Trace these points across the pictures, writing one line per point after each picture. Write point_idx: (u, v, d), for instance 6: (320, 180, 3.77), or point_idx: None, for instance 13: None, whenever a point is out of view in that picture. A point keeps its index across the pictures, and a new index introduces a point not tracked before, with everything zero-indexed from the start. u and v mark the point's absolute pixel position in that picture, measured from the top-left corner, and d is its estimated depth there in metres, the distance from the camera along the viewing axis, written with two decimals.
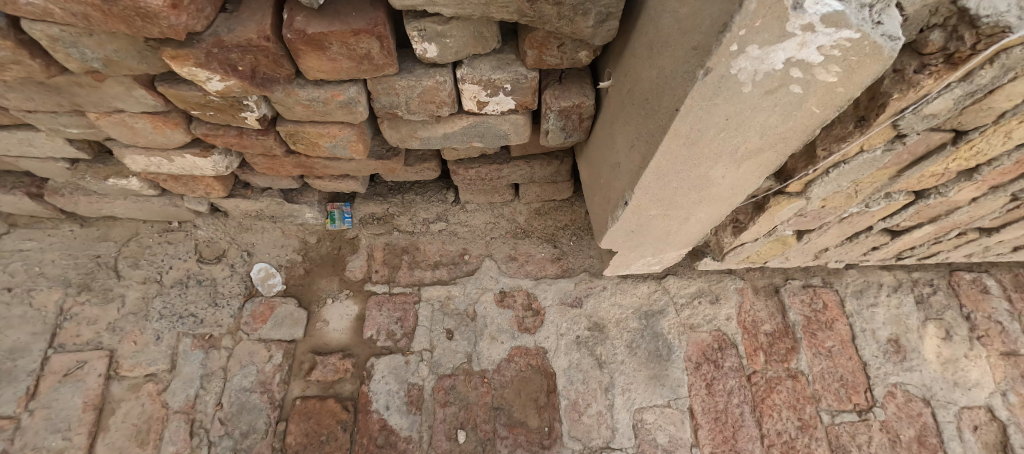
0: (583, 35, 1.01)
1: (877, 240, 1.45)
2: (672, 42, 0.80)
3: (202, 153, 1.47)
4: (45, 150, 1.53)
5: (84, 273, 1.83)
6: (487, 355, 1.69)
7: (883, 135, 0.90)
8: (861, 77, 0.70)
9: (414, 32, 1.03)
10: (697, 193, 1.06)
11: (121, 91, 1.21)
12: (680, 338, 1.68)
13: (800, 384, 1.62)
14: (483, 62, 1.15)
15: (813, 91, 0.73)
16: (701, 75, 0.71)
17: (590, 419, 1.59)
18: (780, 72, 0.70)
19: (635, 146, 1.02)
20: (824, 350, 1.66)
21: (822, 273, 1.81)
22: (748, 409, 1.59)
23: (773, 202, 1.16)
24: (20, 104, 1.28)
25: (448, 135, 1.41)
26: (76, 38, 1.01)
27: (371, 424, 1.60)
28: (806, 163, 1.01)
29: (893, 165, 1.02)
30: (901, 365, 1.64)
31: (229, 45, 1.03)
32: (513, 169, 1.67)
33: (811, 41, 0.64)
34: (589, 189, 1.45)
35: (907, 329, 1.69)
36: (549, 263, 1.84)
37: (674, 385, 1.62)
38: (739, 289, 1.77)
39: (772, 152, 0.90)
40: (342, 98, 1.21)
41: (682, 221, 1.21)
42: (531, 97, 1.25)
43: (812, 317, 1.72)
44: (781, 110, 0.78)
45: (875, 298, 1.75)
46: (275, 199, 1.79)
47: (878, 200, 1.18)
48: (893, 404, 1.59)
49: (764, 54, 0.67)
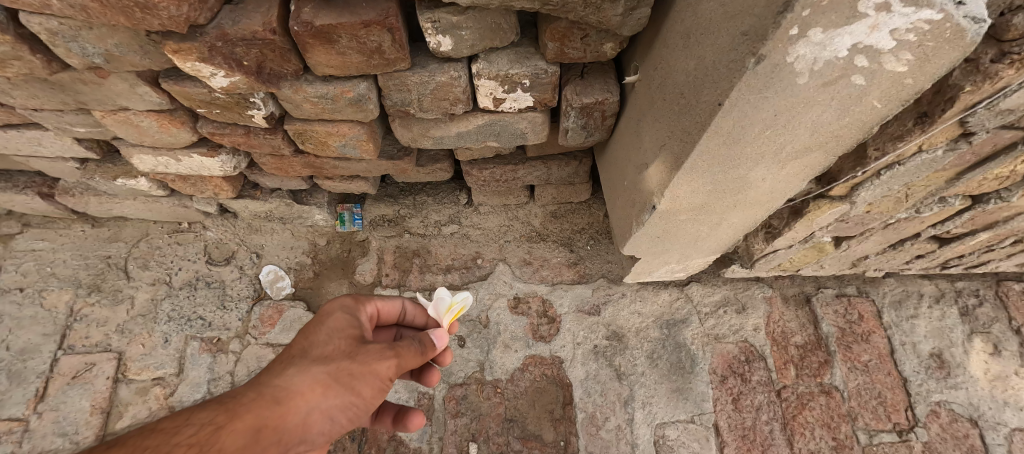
0: (610, 24, 0.93)
1: (923, 247, 1.34)
2: (716, 28, 0.73)
3: (209, 153, 1.43)
4: (54, 149, 1.49)
5: (95, 274, 1.81)
6: (501, 364, 1.62)
7: (947, 132, 0.81)
8: (936, 66, 0.61)
9: (428, 24, 0.96)
10: (733, 197, 0.98)
11: (125, 88, 1.17)
12: (705, 350, 1.59)
13: (834, 400, 1.51)
14: (500, 56, 1.09)
15: (877, 83, 0.65)
16: (752, 64, 0.64)
17: (608, 434, 1.50)
18: (843, 60, 0.62)
19: (666, 146, 0.94)
20: (860, 364, 1.56)
21: (857, 282, 1.70)
22: (778, 426, 1.49)
23: (813, 207, 1.07)
24: (26, 102, 1.25)
25: (462, 135, 1.34)
26: (76, 32, 0.98)
27: (380, 434, 1.54)
28: (854, 165, 0.92)
29: (952, 167, 0.93)
30: (945, 382, 1.52)
31: (233, 39, 0.97)
32: (529, 169, 1.60)
33: (885, 23, 0.56)
34: (610, 192, 1.37)
35: (951, 343, 1.57)
36: (565, 268, 1.76)
37: (698, 399, 1.53)
38: (768, 297, 1.67)
39: (821, 153, 0.82)
40: (352, 95, 1.14)
41: (713, 226, 1.13)
42: (551, 93, 1.17)
43: (847, 329, 1.62)
44: (837, 104, 0.69)
45: (915, 309, 1.64)
46: (284, 200, 1.73)
47: (930, 204, 1.08)
48: (937, 424, 1.48)
49: (827, 38, 0.59)
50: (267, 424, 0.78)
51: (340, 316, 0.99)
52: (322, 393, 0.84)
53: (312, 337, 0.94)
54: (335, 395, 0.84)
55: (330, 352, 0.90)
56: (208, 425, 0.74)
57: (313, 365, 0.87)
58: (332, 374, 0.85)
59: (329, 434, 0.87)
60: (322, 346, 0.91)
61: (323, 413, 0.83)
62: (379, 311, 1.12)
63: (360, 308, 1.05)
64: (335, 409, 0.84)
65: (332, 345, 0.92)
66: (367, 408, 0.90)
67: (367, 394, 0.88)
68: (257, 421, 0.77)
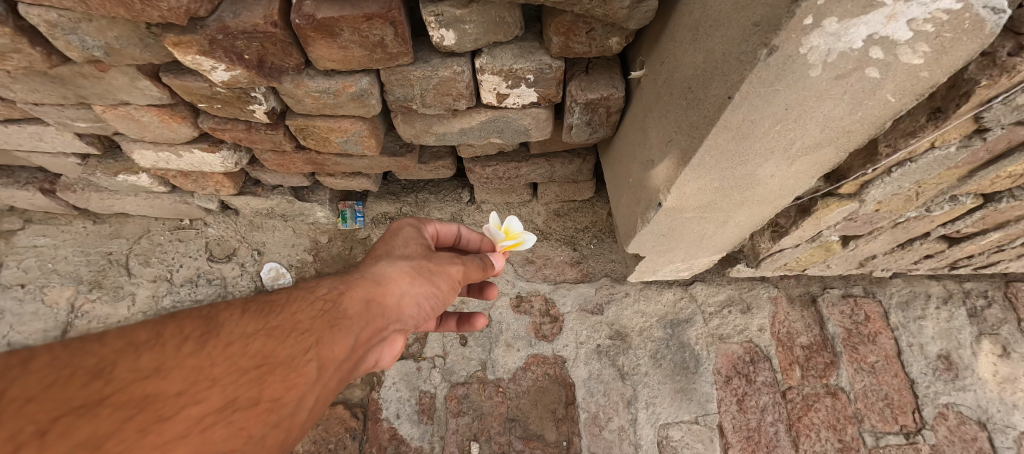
0: (616, 18, 0.92)
1: (932, 247, 1.32)
2: (726, 21, 0.72)
3: (210, 149, 1.42)
4: (55, 145, 1.49)
5: (96, 271, 1.80)
6: (503, 363, 1.60)
7: (961, 128, 0.79)
8: (954, 58, 0.60)
9: (431, 17, 0.95)
10: (740, 194, 0.96)
11: (126, 82, 1.16)
12: (709, 350, 1.57)
13: (840, 402, 1.50)
14: (504, 51, 1.07)
15: (892, 76, 0.63)
16: (765, 55, 0.63)
17: (611, 434, 1.49)
18: (858, 52, 0.60)
19: (673, 142, 0.93)
20: (867, 366, 1.54)
21: (863, 282, 1.68)
22: (783, 428, 1.47)
23: (821, 205, 1.05)
24: (27, 96, 1.24)
25: (465, 131, 1.32)
26: (76, 24, 0.97)
27: (381, 433, 1.53)
28: (864, 162, 0.90)
29: (965, 164, 0.91)
30: (953, 383, 1.50)
31: (234, 32, 0.96)
32: (532, 167, 1.59)
33: (902, 13, 0.55)
34: (614, 190, 1.36)
35: (959, 344, 1.55)
36: (568, 267, 1.75)
37: (702, 400, 1.51)
38: (774, 298, 1.65)
39: (832, 149, 0.80)
40: (353, 90, 1.13)
41: (719, 224, 1.11)
42: (555, 89, 1.16)
43: (853, 330, 1.60)
44: (849, 99, 0.68)
45: (922, 310, 1.62)
46: (286, 197, 1.72)
47: (941, 203, 1.06)
48: (944, 426, 1.46)
49: (842, 28, 0.58)
50: (373, 299, 0.86)
51: (410, 229, 1.07)
52: (409, 281, 0.92)
53: (390, 244, 1.02)
54: (420, 284, 0.93)
55: (410, 253, 0.99)
56: (325, 293, 0.82)
57: (399, 261, 0.96)
58: (415, 269, 0.94)
59: (414, 323, 0.94)
60: (402, 249, 1.00)
61: (412, 298, 0.91)
62: (438, 233, 1.17)
63: (423, 226, 1.12)
64: (423, 295, 0.92)
65: (410, 249, 1.01)
66: (445, 301, 0.97)
67: (445, 288, 0.96)
68: (363, 294, 0.85)
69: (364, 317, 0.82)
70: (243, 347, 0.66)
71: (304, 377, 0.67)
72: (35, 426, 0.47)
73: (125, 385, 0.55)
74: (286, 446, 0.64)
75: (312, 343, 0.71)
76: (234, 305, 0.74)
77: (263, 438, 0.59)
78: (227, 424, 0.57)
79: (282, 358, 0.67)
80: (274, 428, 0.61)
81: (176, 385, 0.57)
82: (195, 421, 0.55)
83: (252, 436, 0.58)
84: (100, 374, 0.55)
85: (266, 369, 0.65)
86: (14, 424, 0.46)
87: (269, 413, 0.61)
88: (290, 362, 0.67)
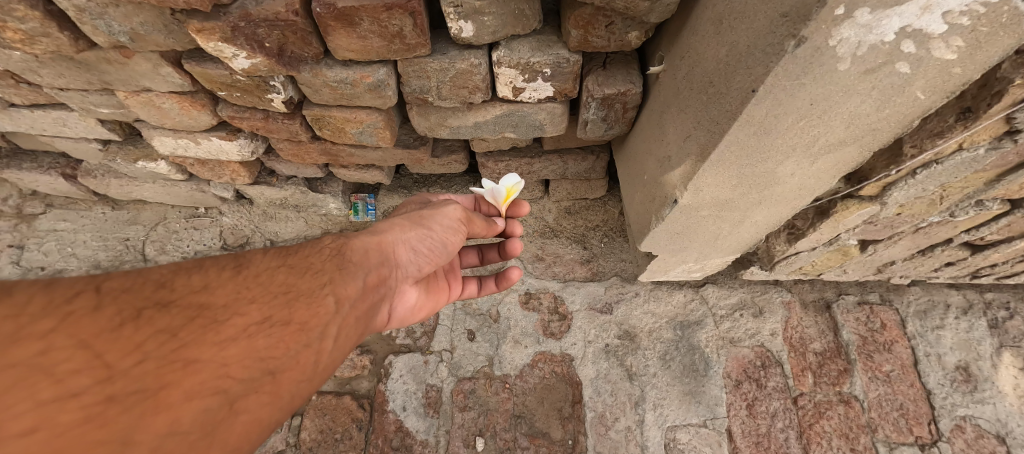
0: (637, 11, 0.91)
1: (953, 255, 1.30)
2: (752, 13, 0.71)
3: (228, 137, 1.43)
4: (79, 130, 1.52)
5: (113, 256, 1.84)
6: (510, 359, 1.60)
7: (990, 129, 0.78)
8: (988, 54, 0.60)
9: (450, 8, 0.95)
10: (758, 192, 0.95)
11: (149, 68, 1.18)
12: (719, 353, 1.55)
13: (853, 411, 1.47)
14: (522, 44, 1.07)
15: (923, 72, 0.63)
16: (792, 46, 0.63)
17: (617, 434, 1.48)
18: (889, 45, 0.60)
19: (691, 137, 0.92)
20: (882, 374, 1.51)
21: (880, 289, 1.66)
22: (794, 435, 1.45)
23: (840, 207, 1.03)
24: (53, 81, 1.27)
25: (479, 125, 1.33)
26: (103, 9, 0.99)
27: (387, 424, 1.53)
28: (887, 163, 0.89)
29: (992, 167, 0.89)
30: (971, 396, 1.46)
31: (256, 19, 0.98)
32: (546, 163, 1.59)
33: (938, 5, 0.55)
34: (628, 187, 1.35)
35: (979, 356, 1.51)
36: (578, 265, 1.74)
37: (710, 403, 1.49)
38: (787, 303, 1.63)
39: (856, 147, 0.79)
40: (371, 81, 1.14)
41: (735, 224, 1.09)
42: (572, 84, 1.16)
43: (868, 338, 1.57)
44: (878, 94, 0.67)
45: (941, 320, 1.58)
46: (299, 188, 1.73)
47: (966, 208, 1.04)
48: (962, 439, 1.42)
49: (875, 20, 0.58)
50: (374, 246, 0.99)
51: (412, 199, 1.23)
52: (403, 229, 1.05)
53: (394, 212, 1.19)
54: (413, 232, 1.04)
55: (408, 212, 1.12)
56: (333, 242, 0.96)
57: (397, 217, 1.09)
58: (410, 220, 1.07)
59: (417, 268, 1.08)
60: (402, 211, 1.15)
61: (408, 245, 1.04)
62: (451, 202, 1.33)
63: (431, 197, 1.28)
64: (418, 243, 1.05)
65: (409, 210, 1.15)
66: (443, 243, 1.08)
67: (441, 236, 1.07)
68: (364, 243, 0.99)
69: (370, 263, 0.96)
70: (271, 277, 0.79)
71: (324, 308, 0.80)
72: (125, 313, 0.61)
73: (182, 295, 0.68)
74: (318, 368, 0.77)
75: (329, 280, 0.85)
76: (261, 247, 0.88)
77: (297, 353, 0.72)
78: (265, 336, 0.69)
79: (305, 288, 0.81)
80: (305, 348, 0.74)
81: (222, 298, 0.70)
82: (242, 328, 0.68)
83: (288, 350, 0.71)
84: (163, 284, 0.69)
85: (292, 296, 0.78)
86: (108, 310, 0.60)
87: (299, 333, 0.74)
88: (311, 294, 0.81)
